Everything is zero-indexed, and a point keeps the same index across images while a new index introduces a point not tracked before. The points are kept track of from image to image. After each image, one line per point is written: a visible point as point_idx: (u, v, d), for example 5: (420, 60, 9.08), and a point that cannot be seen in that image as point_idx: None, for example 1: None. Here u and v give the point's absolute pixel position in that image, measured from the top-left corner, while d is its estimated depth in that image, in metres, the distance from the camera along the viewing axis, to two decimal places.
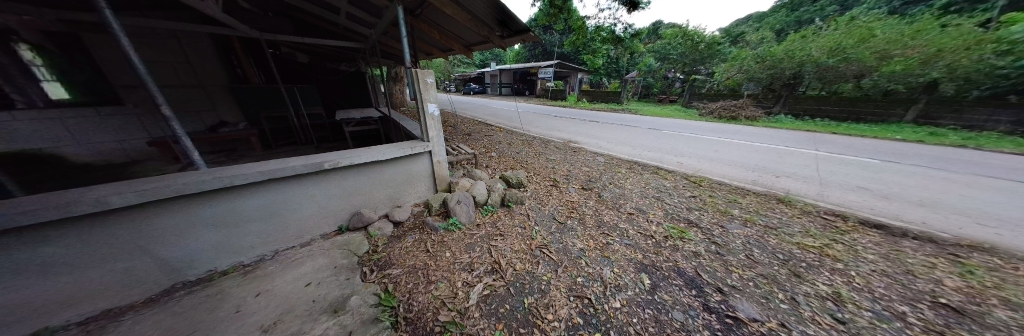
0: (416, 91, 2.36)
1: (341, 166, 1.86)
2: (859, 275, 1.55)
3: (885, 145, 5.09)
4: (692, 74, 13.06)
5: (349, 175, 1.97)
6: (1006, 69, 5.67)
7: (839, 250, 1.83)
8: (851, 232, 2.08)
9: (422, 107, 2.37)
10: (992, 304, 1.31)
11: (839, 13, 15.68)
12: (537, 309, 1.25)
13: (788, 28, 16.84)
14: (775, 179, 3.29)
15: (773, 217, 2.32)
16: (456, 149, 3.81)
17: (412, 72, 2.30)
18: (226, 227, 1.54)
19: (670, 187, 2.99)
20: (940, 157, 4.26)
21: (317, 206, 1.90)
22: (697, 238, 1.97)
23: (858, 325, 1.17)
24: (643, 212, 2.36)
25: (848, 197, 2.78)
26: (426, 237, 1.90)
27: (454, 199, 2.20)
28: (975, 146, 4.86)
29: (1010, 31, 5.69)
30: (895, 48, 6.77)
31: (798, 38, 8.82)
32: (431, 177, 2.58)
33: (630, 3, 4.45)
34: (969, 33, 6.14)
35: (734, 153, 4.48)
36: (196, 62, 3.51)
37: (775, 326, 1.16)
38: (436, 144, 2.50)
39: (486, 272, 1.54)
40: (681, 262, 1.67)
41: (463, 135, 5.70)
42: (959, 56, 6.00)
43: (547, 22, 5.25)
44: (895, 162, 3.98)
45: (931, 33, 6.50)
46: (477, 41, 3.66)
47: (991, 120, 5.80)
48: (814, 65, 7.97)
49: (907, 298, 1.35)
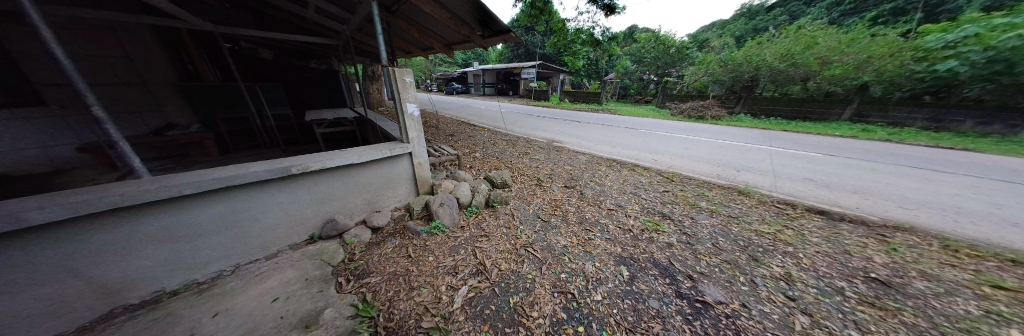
0: (393, 89, 2.26)
1: (311, 170, 1.75)
2: (806, 257, 1.74)
3: (829, 140, 5.75)
4: (665, 77, 13.90)
5: (321, 179, 1.85)
6: (922, 73, 6.57)
7: (789, 235, 2.04)
8: (799, 218, 2.34)
9: (400, 107, 2.29)
10: (911, 276, 1.54)
11: (788, 22, 17.44)
12: (523, 308, 1.26)
13: (746, 35, 18.50)
14: (737, 173, 3.59)
15: (734, 207, 2.55)
16: (439, 151, 3.74)
17: (388, 70, 2.21)
18: (177, 241, 1.39)
19: (646, 183, 3.16)
20: (868, 150, 4.92)
21: (284, 214, 1.76)
22: (670, 229, 2.10)
23: (806, 301, 1.33)
24: (622, 208, 2.47)
25: (797, 187, 3.11)
26: (407, 242, 1.85)
27: (437, 202, 2.16)
28: (898, 140, 5.64)
29: (926, 40, 6.54)
30: (834, 55, 7.69)
31: (755, 44, 9.70)
32: (414, 179, 2.51)
33: (607, 7, 4.64)
34: (893, 42, 7.11)
35: (702, 150, 4.82)
36: (138, 59, 3.08)
37: (737, 307, 1.28)
38: (417, 145, 2.42)
39: (471, 274, 1.52)
40: (656, 253, 1.77)
41: (445, 136, 5.59)
42: (884, 62, 6.97)
43: (529, 23, 5.37)
44: (835, 155, 4.52)
45: (862, 42, 7.47)
46: (458, 41, 3.63)
47: (910, 118, 6.73)
48: (768, 69, 8.83)
49: (845, 274, 1.55)
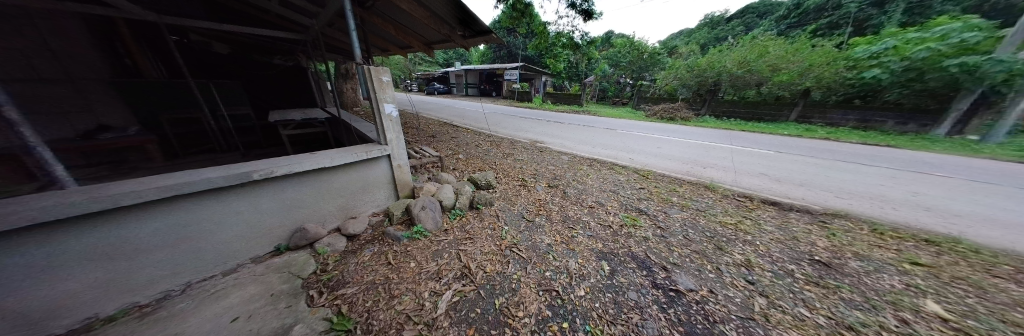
0: (368, 88, 2.15)
1: (276, 175, 1.60)
2: (761, 244, 1.94)
3: (779, 139, 6.44)
4: (639, 80, 14.71)
5: (288, 185, 1.71)
6: (852, 80, 7.64)
7: (748, 224, 2.26)
8: (756, 209, 2.60)
9: (377, 108, 2.18)
10: (845, 257, 1.78)
11: (744, 33, 19.31)
12: (509, 309, 1.26)
13: (709, 43, 20.18)
14: (704, 170, 3.89)
15: (702, 201, 2.76)
16: (419, 152, 3.63)
17: (362, 69, 2.10)
18: (112, 259, 1.21)
19: (624, 181, 3.32)
20: (811, 147, 5.59)
21: (245, 224, 1.60)
22: (646, 224, 2.22)
23: (763, 284, 1.49)
24: (602, 205, 2.57)
25: (754, 181, 3.45)
26: (386, 249, 1.77)
27: (419, 205, 2.09)
28: (834, 139, 6.46)
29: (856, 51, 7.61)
30: (782, 63, 8.65)
31: (717, 52, 10.60)
32: (393, 183, 2.41)
33: (586, 12, 4.82)
34: (829, 53, 8.15)
35: (673, 149, 5.16)
36: (59, 50, 2.55)
37: (705, 293, 1.40)
38: (396, 147, 2.33)
39: (455, 278, 1.49)
40: (634, 247, 1.87)
41: (427, 137, 5.44)
42: (823, 69, 7.98)
43: (511, 25, 5.41)
44: (785, 152, 5.07)
45: (804, 52, 8.47)
46: (439, 40, 3.56)
47: (844, 119, 7.75)
48: (728, 74, 9.69)
49: (794, 258, 1.76)
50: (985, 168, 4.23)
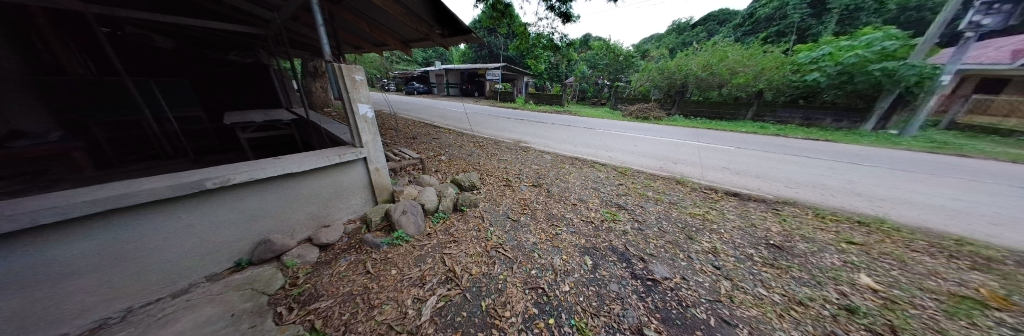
0: (339, 87, 2.03)
1: (237, 182, 1.44)
2: (725, 232, 2.12)
3: (739, 136, 7.08)
4: (615, 81, 15.38)
5: (251, 193, 1.56)
6: (797, 82, 8.62)
7: (714, 214, 2.46)
8: (720, 200, 2.83)
9: (350, 108, 2.06)
10: (794, 240, 2.01)
11: (707, 39, 20.98)
12: (495, 309, 1.26)
13: (677, 47, 21.67)
14: (675, 166, 4.16)
15: (674, 194, 2.95)
16: (398, 155, 3.49)
17: (332, 67, 1.97)
18: (32, 288, 1.00)
19: (604, 178, 3.45)
20: (764, 143, 6.21)
21: (198, 238, 1.42)
22: (624, 218, 2.33)
23: (727, 268, 1.64)
24: (584, 202, 2.65)
25: (718, 175, 3.76)
26: (364, 257, 1.67)
27: (399, 210, 2.01)
28: (784, 135, 7.24)
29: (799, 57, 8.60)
30: (739, 67, 9.53)
31: (684, 55, 11.38)
32: (370, 187, 2.31)
33: (564, 15, 4.94)
34: (777, 58, 9.12)
35: (648, 146, 5.46)
36: None
37: (678, 280, 1.51)
38: (373, 149, 2.23)
39: (440, 282, 1.46)
40: (615, 241, 1.95)
41: (406, 139, 5.24)
42: (773, 73, 8.91)
43: (491, 25, 5.40)
44: (744, 148, 5.58)
45: (758, 57, 9.38)
46: (416, 38, 3.45)
47: (791, 117, 8.71)
48: (694, 77, 10.46)
49: (753, 243, 1.95)
50: (899, 158, 5.00)
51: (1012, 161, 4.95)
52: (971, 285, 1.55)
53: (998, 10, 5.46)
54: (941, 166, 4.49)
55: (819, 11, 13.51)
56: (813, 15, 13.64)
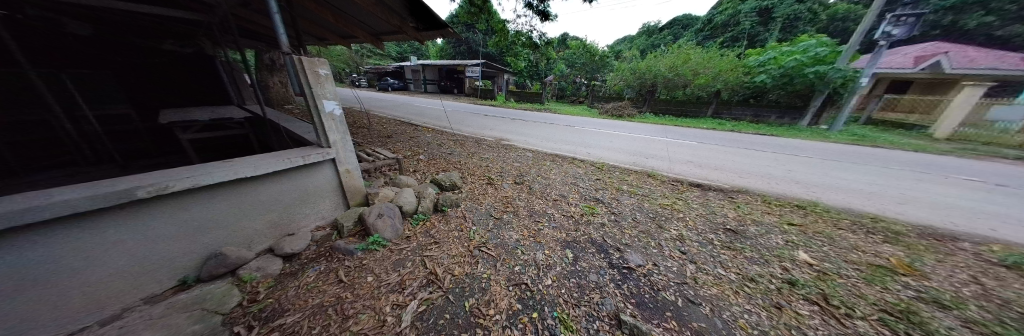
0: (299, 82, 1.84)
1: (181, 189, 1.25)
2: (690, 220, 2.31)
3: (702, 132, 7.71)
4: (592, 80, 15.91)
5: (198, 201, 1.35)
6: (748, 83, 9.59)
7: (681, 204, 2.67)
8: (686, 191, 3.08)
9: (314, 105, 1.90)
10: (748, 225, 2.26)
11: (673, 42, 22.51)
12: (479, 309, 1.25)
13: (648, 49, 22.96)
14: (647, 160, 4.42)
15: (646, 187, 3.15)
16: (371, 155, 3.30)
17: (291, 59, 1.78)
18: None
19: (583, 173, 3.57)
20: (723, 138, 6.84)
21: (130, 257, 1.20)
22: (602, 211, 2.43)
23: (691, 252, 1.79)
24: (565, 197, 2.72)
25: (684, 168, 4.05)
26: (336, 266, 1.56)
27: (374, 213, 1.91)
28: (738, 130, 8.03)
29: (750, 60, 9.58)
30: (700, 68, 10.37)
31: (654, 56, 12.10)
32: (339, 190, 2.15)
33: (542, 13, 4.98)
34: (732, 61, 10.06)
35: (622, 142, 5.73)
36: None
37: (650, 267, 1.61)
38: (342, 150, 2.08)
39: (421, 286, 1.41)
40: (593, 233, 2.03)
41: (381, 138, 4.96)
42: (728, 75, 9.84)
43: (469, 20, 5.29)
44: (706, 142, 6.09)
45: (716, 59, 10.28)
46: (388, 31, 3.27)
47: (744, 115, 9.69)
48: (662, 77, 11.17)
49: (713, 229, 2.15)
50: (829, 149, 5.81)
51: (911, 150, 5.97)
52: (885, 255, 1.86)
53: (905, 22, 6.53)
54: (860, 156, 5.30)
55: (765, 19, 15.09)
56: (761, 22, 15.20)
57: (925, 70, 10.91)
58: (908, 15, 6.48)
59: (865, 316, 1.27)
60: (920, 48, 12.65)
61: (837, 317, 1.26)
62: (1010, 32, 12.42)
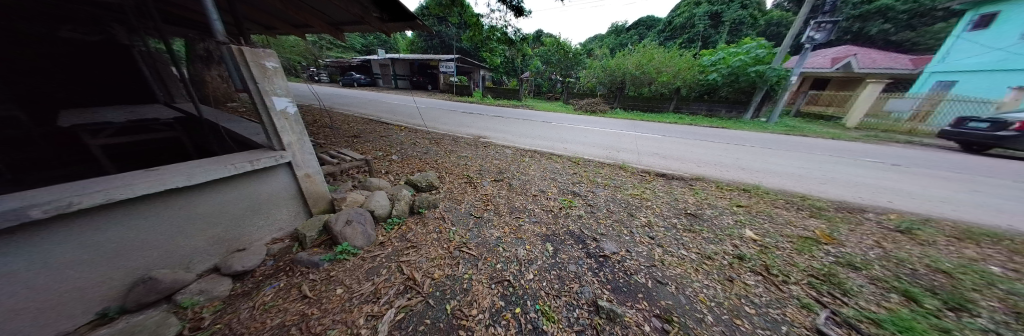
0: (241, 76, 1.61)
1: (96, 204, 1.02)
2: (657, 207, 2.50)
3: (665, 126, 8.35)
4: (566, 77, 16.29)
5: (119, 217, 1.12)
6: (703, 81, 10.55)
7: (649, 193, 2.89)
8: (653, 181, 3.33)
9: (262, 102, 1.68)
10: (705, 208, 2.51)
11: (639, 41, 23.92)
12: (461, 310, 1.23)
13: (617, 47, 24.11)
14: (618, 154, 4.66)
15: (618, 179, 3.33)
16: (336, 156, 3.04)
17: (229, 48, 1.55)
18: None
19: (560, 168, 3.67)
20: (683, 131, 7.46)
21: (26, 292, 0.96)
22: (579, 204, 2.53)
23: (658, 237, 1.95)
24: (544, 192, 2.77)
25: (651, 160, 4.35)
26: (298, 281, 1.42)
27: (341, 219, 1.77)
28: (696, 124, 8.84)
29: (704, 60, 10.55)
30: (663, 67, 11.17)
31: (622, 54, 12.73)
32: (297, 197, 1.94)
33: (517, 9, 4.95)
34: (689, 60, 10.98)
35: (596, 137, 5.96)
36: None
37: (623, 253, 1.72)
38: (299, 153, 1.88)
39: (398, 293, 1.34)
40: (571, 225, 2.10)
41: (346, 138, 4.58)
42: (686, 73, 10.74)
43: (441, 13, 5.08)
44: (669, 135, 6.60)
45: (676, 58, 11.15)
46: (349, 20, 3.00)
47: (700, 109, 10.68)
48: (630, 74, 11.83)
49: (676, 214, 2.36)
50: (768, 139, 6.66)
51: (830, 138, 7.08)
52: (812, 228, 2.20)
53: (824, 28, 7.69)
54: (792, 144, 6.15)
55: (716, 22, 16.67)
56: (712, 25, 16.76)
57: (839, 70, 12.93)
58: (826, 22, 7.65)
59: (796, 281, 1.49)
60: (835, 51, 14.94)
61: (776, 284, 1.46)
62: (902, 38, 15.31)
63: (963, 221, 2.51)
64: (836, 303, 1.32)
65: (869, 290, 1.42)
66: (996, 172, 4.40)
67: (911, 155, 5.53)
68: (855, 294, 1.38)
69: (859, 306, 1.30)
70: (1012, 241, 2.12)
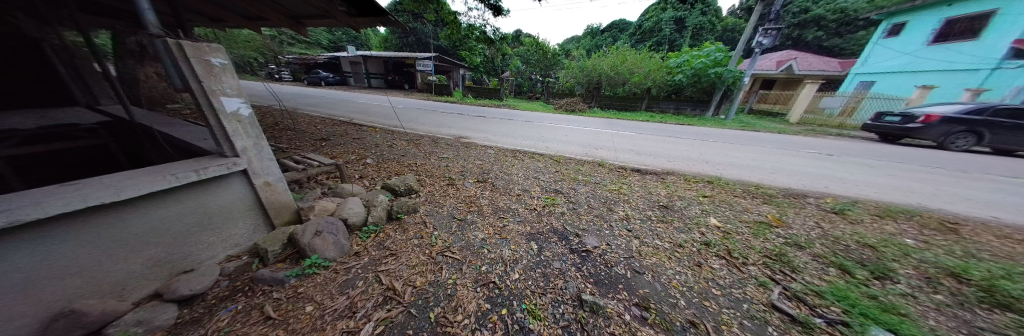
0: (180, 74, 1.41)
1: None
2: (634, 201, 2.63)
3: (639, 124, 8.81)
4: (546, 77, 16.53)
5: (32, 241, 0.93)
6: (671, 81, 11.30)
7: (626, 187, 3.03)
8: (630, 176, 3.50)
9: (209, 103, 1.48)
10: (677, 200, 2.69)
11: (613, 43, 25.01)
12: (446, 316, 1.19)
13: (593, 48, 25.00)
14: (597, 151, 4.82)
15: (597, 175, 3.46)
16: (301, 162, 2.80)
17: (164, 42, 1.35)
18: None
19: (542, 166, 3.71)
20: (655, 128, 7.93)
21: None
22: (561, 201, 2.58)
23: (636, 229, 2.05)
24: (528, 191, 2.78)
25: (627, 156, 4.55)
26: (260, 301, 1.28)
27: (310, 230, 1.63)
28: (666, 122, 9.43)
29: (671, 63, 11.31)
30: (635, 68, 11.78)
31: (598, 55, 13.20)
32: (254, 208, 1.75)
33: (495, 8, 4.91)
34: (658, 62, 11.71)
35: (576, 135, 6.11)
36: None
37: (604, 247, 1.78)
38: (257, 159, 1.70)
39: (377, 305, 1.27)
40: (555, 223, 2.13)
41: (313, 142, 4.24)
42: (656, 74, 11.45)
43: (416, 9, 4.90)
44: (643, 133, 6.98)
45: (646, 60, 11.82)
46: (311, 14, 2.78)
47: (669, 108, 11.42)
48: (606, 75, 12.31)
49: (651, 206, 2.51)
50: (728, 135, 7.31)
51: (778, 133, 7.95)
52: (765, 214, 2.45)
53: (770, 34, 8.60)
54: (748, 139, 6.81)
55: (680, 27, 17.96)
56: (677, 30, 18.04)
57: (783, 72, 14.58)
58: (772, 29, 8.54)
59: (754, 262, 1.66)
60: (780, 55, 16.83)
61: (737, 265, 1.61)
62: (832, 44, 17.60)
63: (882, 201, 2.96)
64: (786, 279, 1.49)
65: (812, 266, 1.62)
66: (904, 159, 5.24)
67: (841, 146, 6.40)
68: (801, 269, 1.57)
69: (805, 280, 1.47)
70: (919, 216, 2.54)
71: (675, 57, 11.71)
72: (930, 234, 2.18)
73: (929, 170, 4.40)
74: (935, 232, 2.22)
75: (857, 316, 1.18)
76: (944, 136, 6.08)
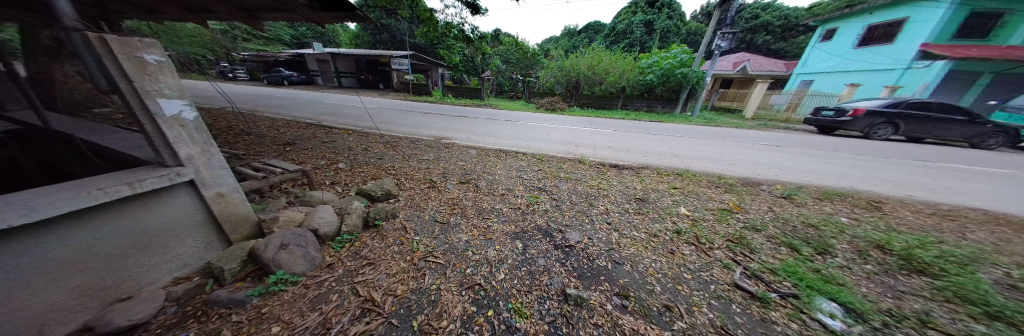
0: (106, 74, 1.22)
1: None
2: (612, 195, 2.74)
3: (616, 122, 9.21)
4: (526, 76, 16.64)
5: None
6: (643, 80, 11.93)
7: (605, 183, 3.16)
8: (609, 171, 3.64)
9: (145, 106, 1.29)
10: (652, 192, 2.85)
11: (589, 44, 25.84)
12: (430, 324, 1.15)
13: (571, 49, 25.62)
14: (577, 149, 4.95)
15: (578, 172, 3.56)
16: (261, 169, 2.55)
17: (82, 35, 1.15)
18: None
19: (525, 165, 3.74)
20: (631, 126, 8.33)
21: None
22: (545, 199, 2.62)
23: (615, 222, 2.14)
24: (511, 191, 2.79)
25: (606, 153, 4.73)
26: (215, 326, 1.15)
27: (273, 244, 1.48)
28: (640, 119, 9.95)
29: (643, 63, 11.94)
30: (610, 68, 12.28)
31: (576, 56, 13.57)
32: (206, 223, 1.57)
33: (472, 6, 4.84)
34: (631, 62, 12.31)
35: (557, 134, 6.23)
36: None
37: (586, 241, 1.84)
38: (208, 168, 1.52)
39: (354, 318, 1.20)
40: (538, 220, 2.16)
41: (278, 147, 3.90)
42: (629, 74, 12.01)
43: (388, 5, 4.68)
44: (619, 130, 7.30)
45: (620, 60, 12.38)
46: (267, 6, 2.54)
47: (643, 106, 12.06)
48: (584, 74, 12.69)
49: (629, 200, 2.63)
50: (695, 130, 7.89)
51: (736, 127, 8.74)
52: (727, 201, 2.69)
53: (727, 37, 9.42)
54: (711, 133, 7.42)
55: (649, 29, 19.01)
56: (647, 32, 19.07)
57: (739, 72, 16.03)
58: (729, 33, 9.34)
59: (718, 246, 1.81)
60: (736, 57, 18.49)
61: (705, 250, 1.75)
62: (779, 47, 19.69)
63: (822, 186, 3.38)
64: (747, 260, 1.64)
65: (767, 246, 1.81)
66: (838, 148, 6.02)
67: (788, 138, 7.20)
68: (758, 250, 1.75)
69: (761, 260, 1.64)
70: (851, 198, 2.93)
71: (646, 57, 12.39)
72: (859, 212, 2.54)
73: (857, 157, 5.10)
74: (864, 210, 2.59)
75: (804, 289, 1.35)
76: (869, 127, 7.02)
